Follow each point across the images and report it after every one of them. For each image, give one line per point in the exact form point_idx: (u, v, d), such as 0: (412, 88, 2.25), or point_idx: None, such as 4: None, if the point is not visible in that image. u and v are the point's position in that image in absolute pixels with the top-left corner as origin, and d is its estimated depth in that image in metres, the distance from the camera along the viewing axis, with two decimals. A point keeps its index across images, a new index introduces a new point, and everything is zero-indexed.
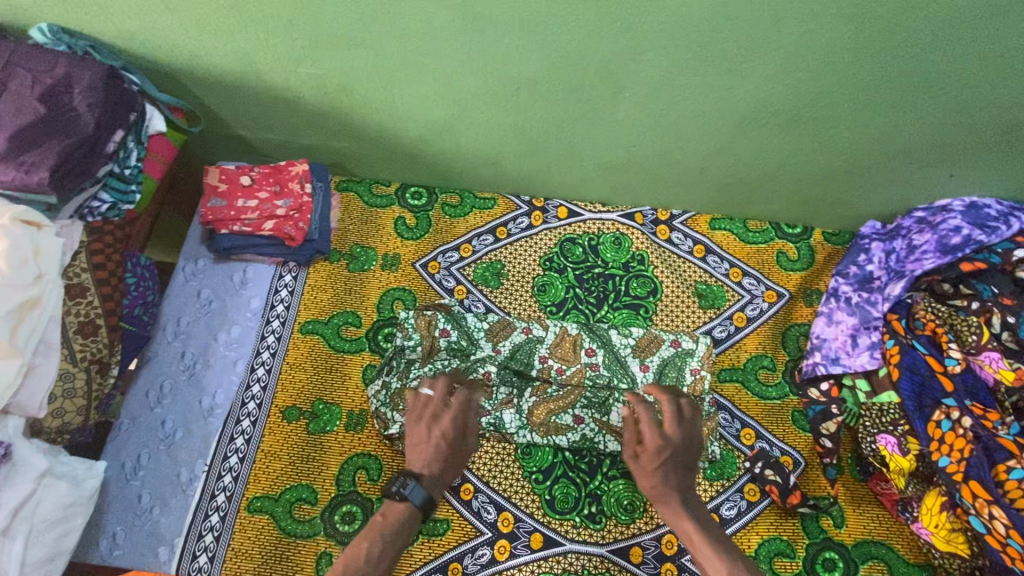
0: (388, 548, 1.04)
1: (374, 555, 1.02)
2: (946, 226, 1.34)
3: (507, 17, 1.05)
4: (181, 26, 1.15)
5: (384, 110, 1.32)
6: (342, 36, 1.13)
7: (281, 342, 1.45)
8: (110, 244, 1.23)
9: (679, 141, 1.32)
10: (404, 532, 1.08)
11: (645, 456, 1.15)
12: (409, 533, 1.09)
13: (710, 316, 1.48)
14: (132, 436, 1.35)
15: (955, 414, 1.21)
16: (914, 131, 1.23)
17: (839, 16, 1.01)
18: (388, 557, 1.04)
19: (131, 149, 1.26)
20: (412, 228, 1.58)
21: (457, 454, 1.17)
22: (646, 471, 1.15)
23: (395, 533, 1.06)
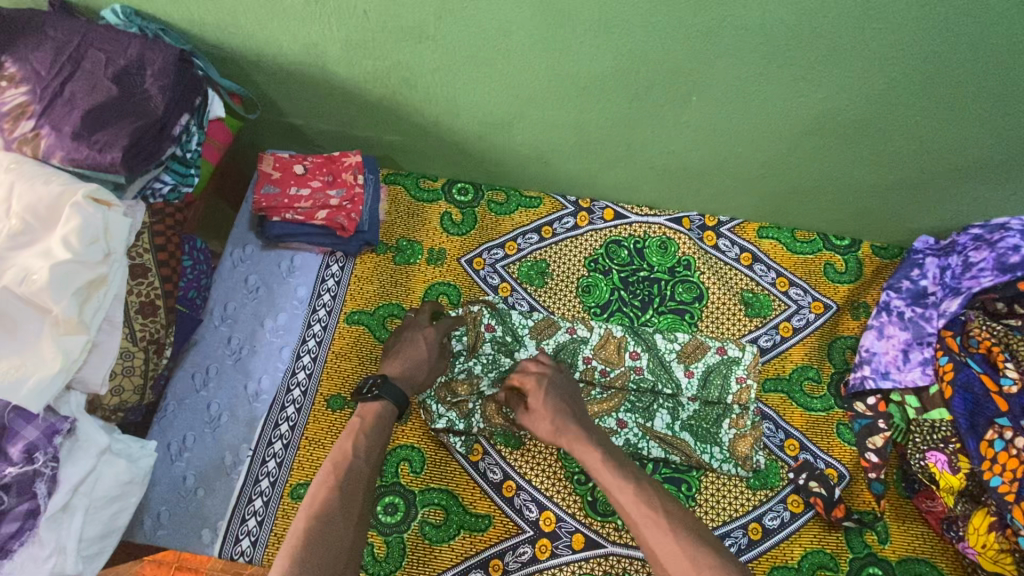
0: (372, 439, 1.17)
1: (360, 449, 1.14)
2: (1004, 245, 1.32)
3: (584, 17, 1.05)
4: (255, 13, 1.15)
5: (444, 104, 1.33)
6: (414, 29, 1.13)
7: (327, 331, 1.46)
8: (171, 226, 1.25)
9: (737, 148, 1.32)
10: (382, 426, 1.21)
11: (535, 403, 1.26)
12: (388, 428, 1.22)
13: (756, 325, 1.48)
14: (178, 417, 1.35)
15: (1009, 434, 1.20)
16: (980, 147, 1.22)
17: (922, 28, 1.00)
18: (376, 446, 1.17)
19: (193, 134, 1.25)
20: (457, 224, 1.58)
21: (435, 361, 1.36)
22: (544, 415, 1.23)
23: (377, 428, 1.19)
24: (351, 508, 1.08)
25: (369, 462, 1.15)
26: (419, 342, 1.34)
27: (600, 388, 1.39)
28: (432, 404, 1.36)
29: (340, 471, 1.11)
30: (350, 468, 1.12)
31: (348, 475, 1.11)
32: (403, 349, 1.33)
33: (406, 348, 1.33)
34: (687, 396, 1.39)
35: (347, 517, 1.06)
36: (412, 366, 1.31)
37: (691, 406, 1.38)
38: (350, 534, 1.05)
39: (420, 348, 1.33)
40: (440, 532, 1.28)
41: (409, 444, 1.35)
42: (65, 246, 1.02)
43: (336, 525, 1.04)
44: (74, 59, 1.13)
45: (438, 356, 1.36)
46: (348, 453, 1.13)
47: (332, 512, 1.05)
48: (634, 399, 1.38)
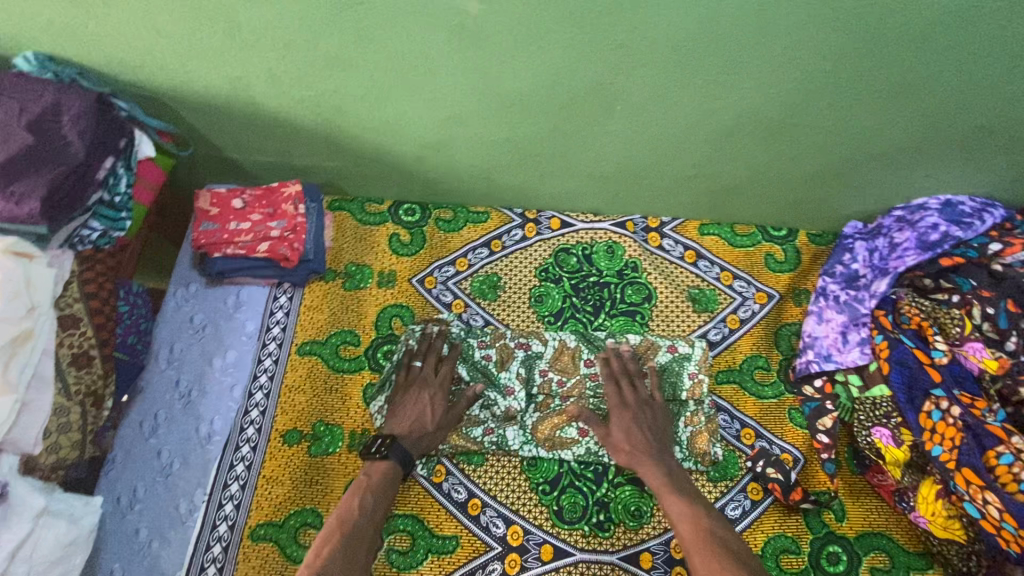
0: (377, 500, 1.20)
1: (363, 508, 1.17)
2: (924, 224, 1.39)
3: (501, 37, 1.08)
4: (174, 53, 1.14)
5: (379, 129, 1.33)
6: (337, 59, 1.14)
7: (278, 365, 1.43)
8: (101, 273, 1.23)
9: (669, 151, 1.36)
10: (388, 489, 1.23)
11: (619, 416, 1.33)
12: (390, 490, 1.23)
13: (704, 320, 1.52)
14: (128, 467, 1.32)
15: (944, 404, 1.26)
16: (891, 134, 1.29)
17: (819, 28, 1.06)
18: (380, 509, 1.19)
19: (120, 176, 1.23)
20: (407, 245, 1.58)
21: (446, 420, 1.34)
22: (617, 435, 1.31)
23: (382, 488, 1.22)
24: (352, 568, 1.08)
25: (371, 523, 1.16)
26: (426, 404, 1.34)
27: (559, 399, 1.42)
28: None
29: (344, 526, 1.13)
30: (351, 524, 1.14)
31: (352, 533, 1.13)
32: (408, 411, 1.33)
33: (413, 409, 1.33)
34: (646, 395, 1.41)
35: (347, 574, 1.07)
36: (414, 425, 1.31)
37: (647, 406, 1.41)
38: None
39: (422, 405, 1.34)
40: (407, 558, 1.26)
41: None
42: None
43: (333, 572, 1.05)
44: None
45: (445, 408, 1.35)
46: (353, 510, 1.16)
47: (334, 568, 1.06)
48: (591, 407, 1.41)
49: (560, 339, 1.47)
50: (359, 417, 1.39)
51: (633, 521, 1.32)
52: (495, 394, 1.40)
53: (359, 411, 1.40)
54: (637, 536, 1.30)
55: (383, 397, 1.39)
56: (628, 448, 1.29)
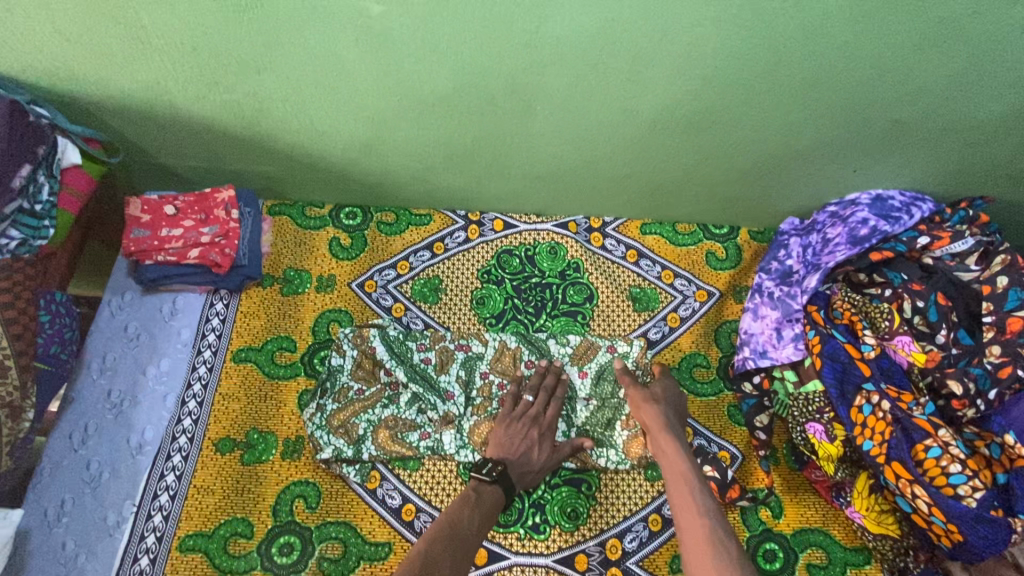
0: (476, 513, 1.14)
1: (467, 517, 1.12)
2: (855, 219, 1.40)
3: (408, 37, 1.08)
4: (85, 58, 1.13)
5: (305, 132, 1.33)
6: (249, 62, 1.13)
7: (213, 372, 1.42)
8: (21, 281, 1.21)
9: (597, 150, 1.36)
10: (489, 511, 1.17)
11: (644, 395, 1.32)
12: (491, 508, 1.18)
13: (645, 319, 1.51)
14: (55, 479, 1.29)
15: (875, 398, 1.25)
16: (813, 129, 1.30)
17: (723, 25, 1.06)
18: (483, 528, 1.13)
19: (42, 184, 1.25)
20: (347, 249, 1.57)
21: (550, 458, 1.31)
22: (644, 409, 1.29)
23: (482, 505, 1.16)
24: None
25: (477, 532, 1.10)
26: (530, 442, 1.29)
27: (497, 402, 1.40)
28: (321, 436, 1.33)
29: (447, 529, 1.07)
30: (461, 529, 1.09)
31: (459, 537, 1.07)
32: (516, 446, 1.28)
33: (529, 443, 1.29)
34: (585, 400, 1.42)
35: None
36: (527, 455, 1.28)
37: (585, 412, 1.41)
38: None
39: (540, 431, 1.31)
40: (338, 566, 1.24)
41: (302, 480, 1.32)
42: None
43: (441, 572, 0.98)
44: None
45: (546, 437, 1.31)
46: (455, 516, 1.11)
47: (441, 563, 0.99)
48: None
49: (502, 340, 1.46)
50: (293, 424, 1.38)
51: (569, 522, 1.31)
52: (434, 398, 1.39)
53: (293, 418, 1.39)
54: (572, 538, 1.29)
55: (315, 402, 1.38)
56: (656, 425, 1.25)
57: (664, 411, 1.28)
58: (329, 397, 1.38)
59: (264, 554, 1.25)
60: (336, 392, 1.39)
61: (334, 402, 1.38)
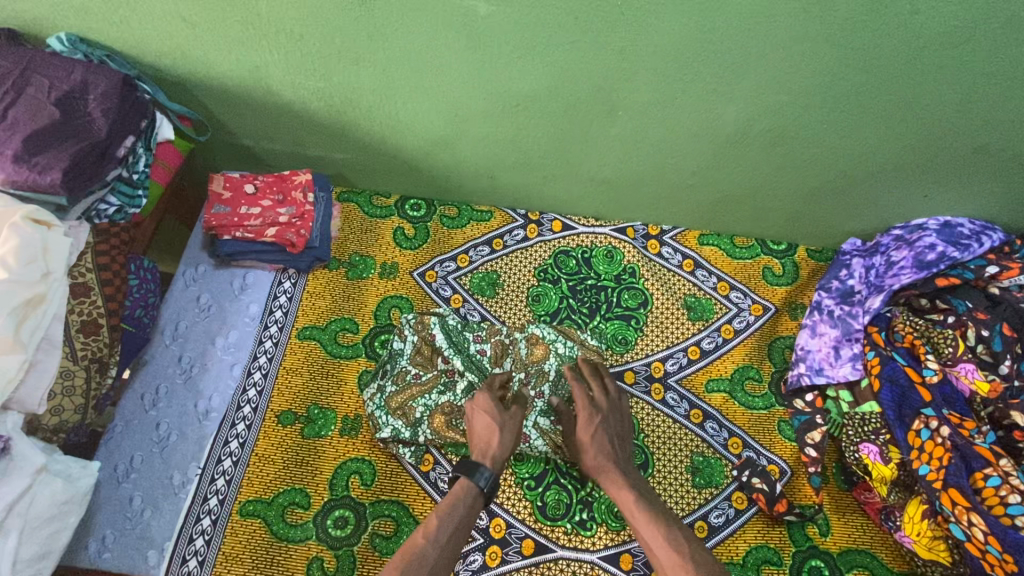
0: (445, 521, 1.11)
1: (432, 530, 1.09)
2: (922, 244, 1.41)
3: (507, 37, 1.13)
4: (198, 39, 1.20)
5: (389, 123, 1.38)
6: (351, 52, 1.19)
7: (278, 347, 1.47)
8: (115, 245, 1.27)
9: (669, 158, 1.39)
10: (458, 509, 1.14)
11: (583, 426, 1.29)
12: (466, 513, 1.14)
13: (698, 328, 1.53)
14: (126, 437, 1.34)
15: (934, 423, 1.25)
16: (888, 152, 1.31)
17: (815, 44, 1.09)
18: (449, 530, 1.10)
19: (140, 156, 1.29)
20: (410, 239, 1.62)
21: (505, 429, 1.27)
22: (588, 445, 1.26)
23: (451, 507, 1.13)
24: None
25: (438, 549, 1.07)
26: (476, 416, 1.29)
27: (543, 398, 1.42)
28: (381, 415, 1.38)
29: (406, 552, 1.06)
30: (416, 550, 1.06)
31: (413, 559, 1.04)
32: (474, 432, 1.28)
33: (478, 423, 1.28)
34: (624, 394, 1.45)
35: None
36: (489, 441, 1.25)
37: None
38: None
39: (497, 417, 1.28)
40: (390, 544, 1.29)
41: (358, 457, 1.37)
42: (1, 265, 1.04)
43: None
44: (18, 85, 1.15)
45: (505, 418, 1.29)
46: (418, 534, 1.09)
47: None
48: (547, 401, 1.41)
49: (542, 333, 1.47)
50: (353, 402, 1.43)
51: (615, 522, 1.32)
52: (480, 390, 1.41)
53: (353, 397, 1.44)
54: (619, 537, 1.31)
55: (375, 383, 1.43)
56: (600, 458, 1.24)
57: (600, 435, 1.27)
58: (388, 379, 1.42)
59: (320, 525, 1.30)
60: (395, 374, 1.42)
61: (393, 384, 1.41)
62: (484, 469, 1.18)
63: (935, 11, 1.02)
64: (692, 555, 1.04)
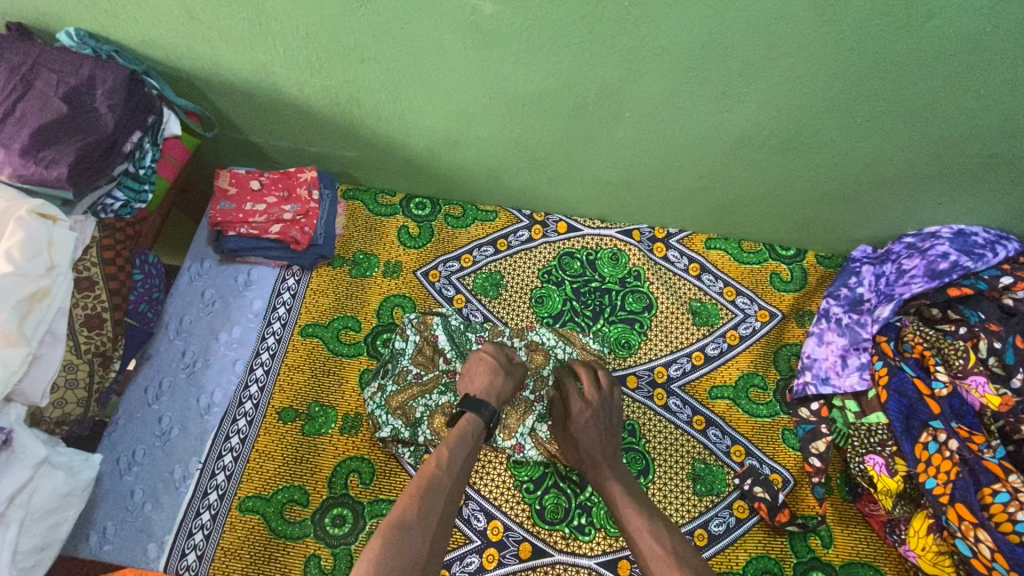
0: (456, 452, 1.10)
1: (446, 461, 1.07)
2: (934, 252, 1.38)
3: (513, 37, 1.12)
4: (205, 36, 1.20)
5: (394, 121, 1.38)
6: (357, 50, 1.19)
7: (281, 344, 1.47)
8: (120, 241, 1.27)
9: (676, 161, 1.37)
10: (467, 439, 1.14)
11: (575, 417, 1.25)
12: (473, 447, 1.14)
13: (703, 334, 1.51)
14: (129, 430, 1.35)
15: (942, 436, 1.23)
16: (902, 158, 1.28)
17: (827, 47, 1.07)
18: (461, 459, 1.10)
19: (146, 151, 1.29)
20: (414, 238, 1.61)
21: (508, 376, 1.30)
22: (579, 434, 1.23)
23: (460, 439, 1.13)
24: (429, 520, 0.97)
25: (453, 477, 1.06)
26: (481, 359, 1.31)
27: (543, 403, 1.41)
28: (381, 415, 1.38)
29: (423, 482, 1.03)
30: (433, 479, 1.04)
31: (431, 484, 1.03)
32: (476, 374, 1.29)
33: (480, 367, 1.30)
34: (624, 396, 1.44)
35: (424, 528, 0.96)
36: (495, 380, 1.27)
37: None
38: (421, 558, 0.93)
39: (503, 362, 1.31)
40: None
41: (358, 455, 1.37)
42: (7, 259, 1.05)
43: (410, 548, 0.93)
44: (26, 80, 1.16)
45: (511, 364, 1.33)
46: (431, 464, 1.06)
47: (408, 516, 0.96)
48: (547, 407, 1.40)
49: (540, 338, 1.46)
50: (353, 401, 1.43)
51: (614, 527, 1.31)
52: None
53: (354, 395, 1.44)
54: (617, 543, 1.30)
55: (376, 382, 1.42)
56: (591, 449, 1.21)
57: (586, 429, 1.23)
58: (389, 378, 1.42)
59: (318, 523, 1.30)
60: (397, 374, 1.42)
61: (394, 383, 1.41)
62: (489, 404, 1.20)
63: (953, 15, 0.99)
64: (675, 549, 1.00)
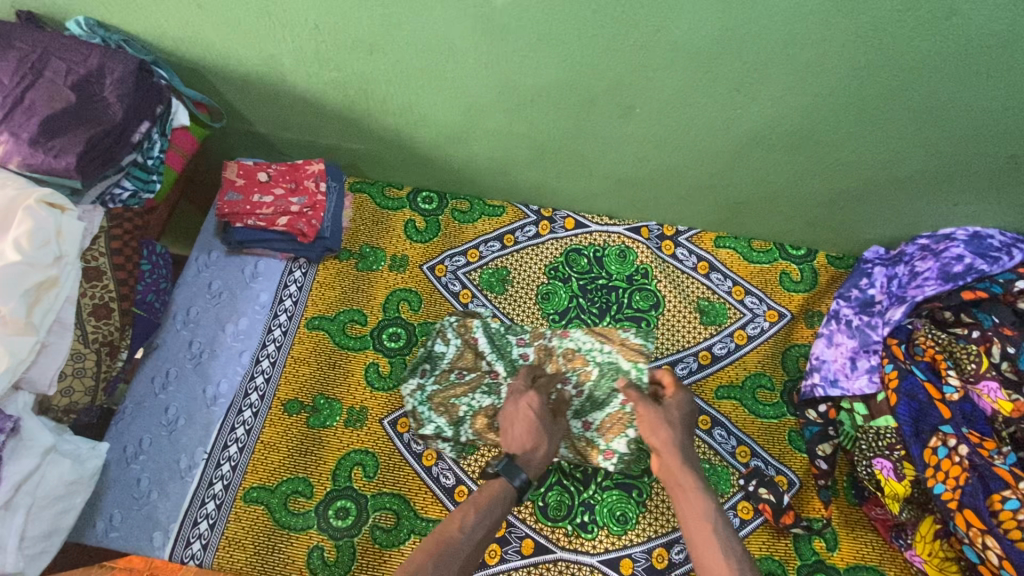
0: (482, 518, 1.05)
1: (468, 526, 1.03)
2: (948, 254, 1.35)
3: (524, 30, 1.10)
4: (214, 25, 1.20)
5: (403, 115, 1.37)
6: (365, 42, 1.18)
7: (287, 336, 1.48)
8: (128, 231, 1.28)
9: (687, 158, 1.36)
10: (496, 507, 1.08)
11: (658, 416, 1.17)
12: (500, 514, 1.08)
13: (710, 333, 1.50)
14: (136, 419, 1.36)
15: (952, 441, 1.21)
16: (918, 158, 1.26)
17: (845, 44, 1.04)
18: (484, 527, 1.04)
19: (155, 141, 1.28)
20: (421, 232, 1.60)
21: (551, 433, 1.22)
22: (659, 430, 1.16)
23: (490, 507, 1.07)
24: None
25: (472, 545, 1.01)
26: (522, 412, 1.22)
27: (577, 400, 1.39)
28: (422, 412, 1.39)
29: (438, 543, 0.99)
30: (452, 543, 1.00)
31: (444, 548, 0.99)
32: (515, 427, 1.21)
33: (518, 422, 1.21)
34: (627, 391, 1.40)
35: None
36: (534, 444, 1.18)
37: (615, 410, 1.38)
38: None
39: (543, 422, 1.22)
40: (390, 536, 1.30)
41: (363, 449, 1.37)
42: (15, 247, 1.05)
43: None
44: (36, 68, 1.16)
45: (553, 423, 1.24)
46: (452, 526, 1.03)
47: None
48: (582, 402, 1.39)
49: (576, 344, 1.44)
50: (358, 394, 1.43)
51: (617, 526, 1.31)
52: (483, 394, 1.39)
53: (359, 388, 1.44)
54: (619, 541, 1.30)
55: (416, 379, 1.41)
56: (670, 449, 1.13)
57: (677, 433, 1.16)
58: (429, 378, 1.42)
59: (322, 515, 1.31)
60: (435, 374, 1.42)
61: (434, 383, 1.41)
62: (523, 472, 1.13)
63: (976, 11, 0.96)
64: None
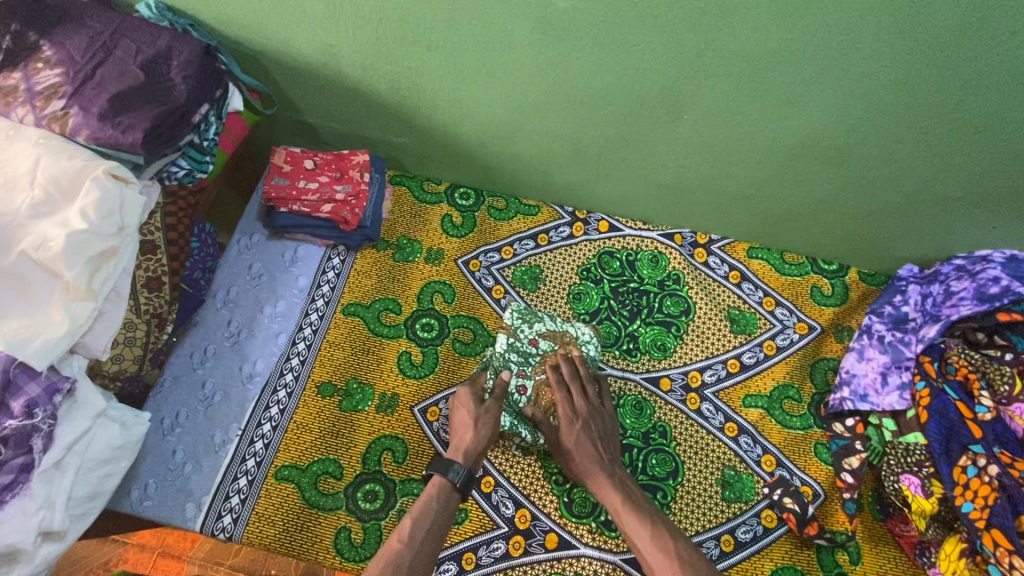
0: (420, 522, 1.08)
1: (406, 534, 1.06)
2: (985, 276, 1.37)
3: (582, 33, 1.13)
4: (279, 15, 1.24)
5: (452, 110, 1.40)
6: (425, 37, 1.21)
7: (323, 320, 1.51)
8: (182, 208, 1.33)
9: (728, 167, 1.38)
10: (437, 505, 1.12)
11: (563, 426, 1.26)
12: (441, 512, 1.12)
13: (740, 341, 1.51)
14: (174, 393, 1.39)
15: (982, 461, 1.22)
16: (960, 179, 1.27)
17: (897, 62, 1.06)
18: (425, 530, 1.07)
19: (211, 123, 1.30)
20: (458, 227, 1.63)
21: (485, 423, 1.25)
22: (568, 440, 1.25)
23: (426, 510, 1.11)
24: None
25: (418, 552, 1.04)
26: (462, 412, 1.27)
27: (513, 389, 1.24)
28: None
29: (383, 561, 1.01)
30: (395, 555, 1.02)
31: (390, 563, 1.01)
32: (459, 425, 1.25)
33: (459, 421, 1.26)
34: (622, 376, 1.46)
35: None
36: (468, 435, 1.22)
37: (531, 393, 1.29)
38: None
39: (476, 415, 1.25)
40: None
41: (393, 434, 1.40)
42: (82, 216, 1.08)
43: None
44: (107, 47, 1.21)
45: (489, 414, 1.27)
46: (393, 540, 1.05)
47: None
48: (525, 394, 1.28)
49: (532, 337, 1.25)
50: (390, 381, 1.46)
51: None
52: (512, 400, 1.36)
53: (391, 375, 1.46)
54: None
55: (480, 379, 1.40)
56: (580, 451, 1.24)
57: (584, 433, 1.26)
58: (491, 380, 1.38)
59: (351, 497, 1.33)
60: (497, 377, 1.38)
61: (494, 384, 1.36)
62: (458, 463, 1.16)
63: None
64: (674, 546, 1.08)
